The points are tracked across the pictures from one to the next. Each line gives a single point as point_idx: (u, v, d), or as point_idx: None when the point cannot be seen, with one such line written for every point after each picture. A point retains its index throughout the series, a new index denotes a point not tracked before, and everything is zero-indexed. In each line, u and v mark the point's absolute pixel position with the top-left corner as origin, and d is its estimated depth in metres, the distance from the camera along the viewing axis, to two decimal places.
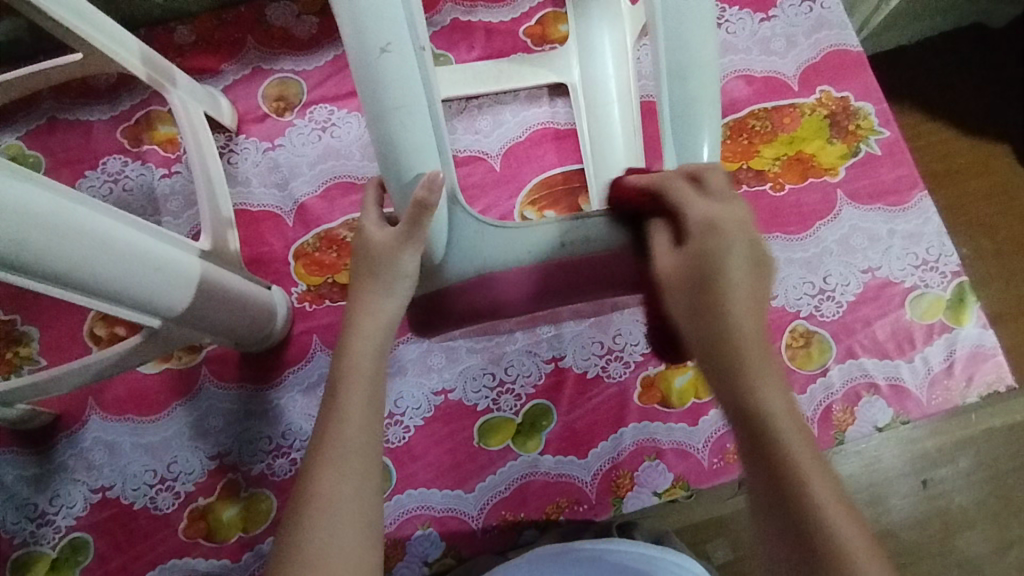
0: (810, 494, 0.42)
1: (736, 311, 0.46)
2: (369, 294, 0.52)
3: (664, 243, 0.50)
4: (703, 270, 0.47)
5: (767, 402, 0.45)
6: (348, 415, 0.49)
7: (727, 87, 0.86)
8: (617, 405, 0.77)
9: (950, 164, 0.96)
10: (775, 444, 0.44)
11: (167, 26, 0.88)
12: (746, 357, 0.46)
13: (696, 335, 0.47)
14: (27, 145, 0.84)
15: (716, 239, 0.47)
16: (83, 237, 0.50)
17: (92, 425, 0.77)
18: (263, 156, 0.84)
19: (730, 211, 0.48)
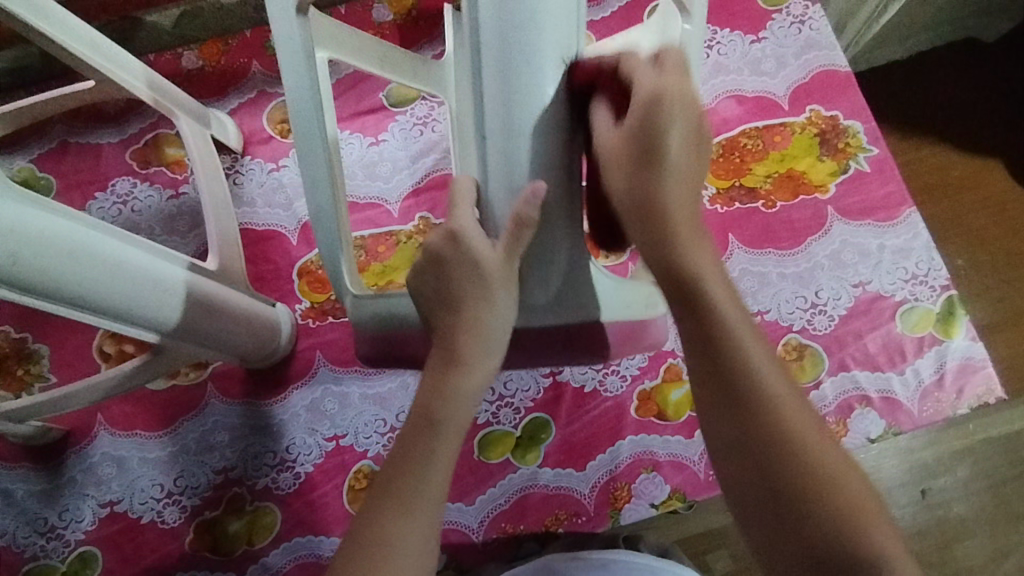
0: (779, 413, 0.46)
1: (693, 219, 0.49)
2: (473, 313, 0.52)
3: (604, 120, 0.50)
4: (650, 134, 0.48)
5: (726, 328, 0.48)
6: (428, 462, 0.50)
7: (719, 107, 0.88)
8: (614, 417, 0.79)
9: (941, 177, 0.98)
10: (738, 364, 0.47)
11: (175, 51, 0.90)
12: (706, 282, 0.48)
13: (653, 256, 0.49)
14: (38, 167, 0.86)
15: (674, 129, 0.48)
16: (92, 260, 0.52)
17: (101, 440, 0.78)
18: (268, 176, 0.86)
19: (682, 87, 0.48)
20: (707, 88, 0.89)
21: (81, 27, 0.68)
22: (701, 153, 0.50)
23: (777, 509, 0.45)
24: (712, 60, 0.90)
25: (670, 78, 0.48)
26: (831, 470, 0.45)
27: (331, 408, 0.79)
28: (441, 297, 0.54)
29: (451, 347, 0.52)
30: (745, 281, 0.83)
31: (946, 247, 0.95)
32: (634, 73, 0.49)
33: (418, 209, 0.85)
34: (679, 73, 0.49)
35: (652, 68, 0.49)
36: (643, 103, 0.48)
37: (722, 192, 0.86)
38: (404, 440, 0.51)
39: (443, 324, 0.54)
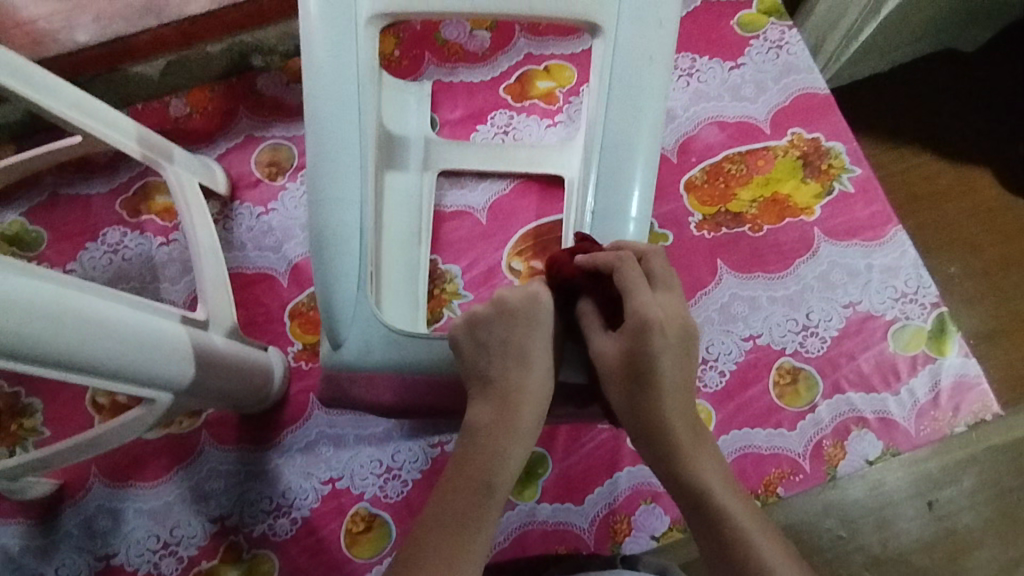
0: (731, 520, 0.53)
1: (663, 386, 0.56)
2: (536, 370, 0.58)
3: (597, 326, 0.59)
4: (639, 362, 0.56)
5: (683, 444, 0.56)
6: (488, 516, 0.53)
7: (702, 133, 0.89)
8: (610, 448, 0.78)
9: (925, 188, 0.99)
10: (697, 487, 0.55)
11: (161, 100, 0.90)
12: (676, 431, 0.56)
13: (633, 419, 0.57)
14: (29, 221, 0.87)
15: (664, 331, 0.56)
16: (87, 323, 0.51)
17: (96, 493, 0.78)
18: (257, 220, 0.87)
19: (673, 306, 0.58)
20: (688, 116, 0.90)
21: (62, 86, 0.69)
22: (672, 329, 0.57)
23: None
24: (693, 87, 0.91)
25: (659, 306, 0.57)
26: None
27: (326, 451, 0.78)
28: (505, 349, 0.59)
29: (513, 404, 0.57)
30: (735, 306, 0.83)
31: (936, 258, 0.95)
32: (632, 295, 0.57)
33: None
34: (669, 294, 0.59)
35: (648, 287, 0.58)
36: (636, 328, 0.56)
37: (708, 218, 0.86)
38: (454, 503, 0.54)
39: (506, 377, 0.58)
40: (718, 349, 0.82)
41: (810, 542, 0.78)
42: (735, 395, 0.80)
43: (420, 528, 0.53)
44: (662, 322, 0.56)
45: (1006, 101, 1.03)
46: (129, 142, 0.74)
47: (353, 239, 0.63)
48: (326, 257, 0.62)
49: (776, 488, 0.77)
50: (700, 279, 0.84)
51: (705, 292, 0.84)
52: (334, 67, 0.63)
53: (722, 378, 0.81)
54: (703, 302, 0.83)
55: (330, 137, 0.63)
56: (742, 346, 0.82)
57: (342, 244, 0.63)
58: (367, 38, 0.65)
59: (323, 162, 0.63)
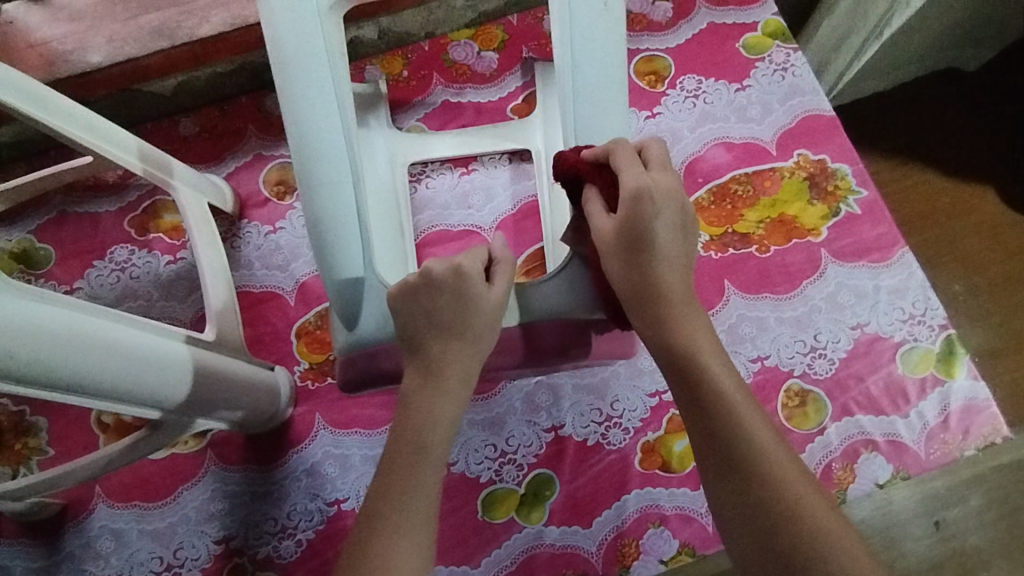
0: (710, 380, 0.55)
1: (658, 251, 0.57)
2: (461, 343, 0.57)
3: (598, 207, 0.60)
4: (636, 228, 0.56)
5: (676, 310, 0.57)
6: (418, 485, 0.54)
7: (708, 154, 0.90)
8: (618, 470, 0.78)
9: (930, 206, 0.99)
10: (685, 352, 0.56)
11: (171, 119, 0.92)
12: (669, 298, 0.57)
13: (625, 280, 0.57)
14: (37, 239, 0.87)
15: (663, 213, 0.56)
16: (98, 348, 0.51)
17: (99, 513, 0.77)
18: (265, 238, 0.87)
19: (667, 182, 0.57)
20: (695, 137, 0.91)
21: (66, 105, 0.65)
22: (666, 203, 0.57)
23: (727, 472, 0.53)
24: (699, 108, 0.92)
25: (655, 182, 0.57)
26: (770, 446, 0.53)
27: (332, 471, 0.78)
28: (429, 324, 0.57)
29: (437, 375, 0.57)
30: (743, 327, 0.83)
31: (942, 275, 0.96)
32: (623, 169, 0.57)
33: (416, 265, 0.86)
34: (663, 173, 0.58)
35: (641, 166, 0.58)
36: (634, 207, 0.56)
37: (715, 239, 0.86)
38: (388, 474, 0.55)
39: (431, 351, 0.57)
40: None
41: None
42: None
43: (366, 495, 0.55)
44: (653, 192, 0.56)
45: (1007, 119, 1.04)
46: (131, 159, 0.72)
47: (348, 224, 0.62)
48: (324, 245, 0.62)
49: None
50: (708, 299, 0.84)
51: (712, 312, 0.84)
52: (302, 53, 0.61)
53: None
54: (711, 323, 0.83)
55: (309, 125, 0.61)
56: (751, 367, 0.81)
57: (338, 229, 0.62)
58: (335, 25, 0.62)
59: (305, 149, 0.61)
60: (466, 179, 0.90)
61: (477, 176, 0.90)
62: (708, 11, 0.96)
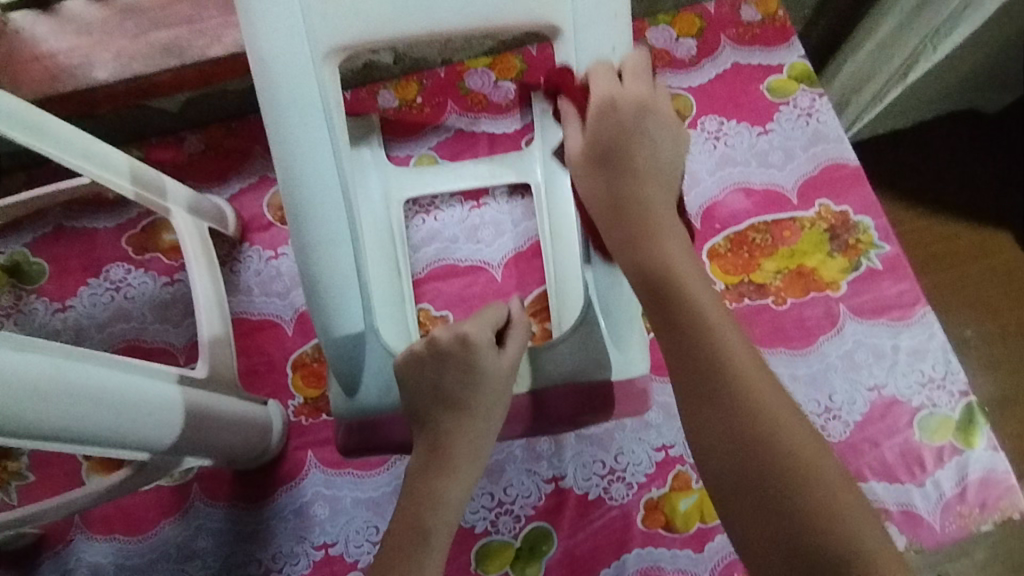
0: (691, 293, 0.52)
1: (631, 148, 0.59)
2: (468, 414, 0.58)
3: (575, 132, 0.62)
4: (612, 140, 0.59)
5: (668, 253, 0.55)
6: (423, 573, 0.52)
7: (726, 199, 0.87)
8: (620, 527, 0.75)
9: (944, 250, 0.96)
10: (659, 258, 0.54)
11: (178, 135, 0.89)
12: (655, 213, 0.56)
13: (611, 194, 0.58)
14: (31, 252, 0.84)
15: (647, 121, 0.59)
16: (69, 393, 0.48)
17: (77, 546, 0.74)
18: (266, 264, 0.84)
19: (653, 107, 0.60)
20: (713, 180, 0.88)
21: (64, 129, 0.63)
22: (652, 112, 0.60)
23: (715, 400, 0.48)
24: (719, 151, 0.89)
25: (628, 87, 0.59)
26: (734, 349, 0.49)
27: (321, 513, 0.75)
28: (436, 393, 0.58)
29: (442, 449, 0.57)
30: None
31: (952, 319, 0.93)
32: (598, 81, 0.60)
33: (420, 299, 0.84)
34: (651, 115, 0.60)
35: (614, 78, 0.60)
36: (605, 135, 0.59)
37: (730, 288, 0.83)
38: (390, 556, 0.53)
39: (436, 421, 0.58)
40: None
41: None
42: None
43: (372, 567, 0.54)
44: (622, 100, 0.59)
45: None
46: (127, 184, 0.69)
47: (349, 285, 0.61)
48: (321, 304, 0.61)
49: None
50: None
51: None
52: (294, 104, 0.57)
53: None
54: None
55: (304, 184, 0.59)
56: None
57: (339, 290, 0.61)
58: (328, 72, 0.59)
59: (300, 209, 0.59)
60: (476, 212, 0.87)
61: (488, 210, 0.87)
62: (733, 50, 0.93)
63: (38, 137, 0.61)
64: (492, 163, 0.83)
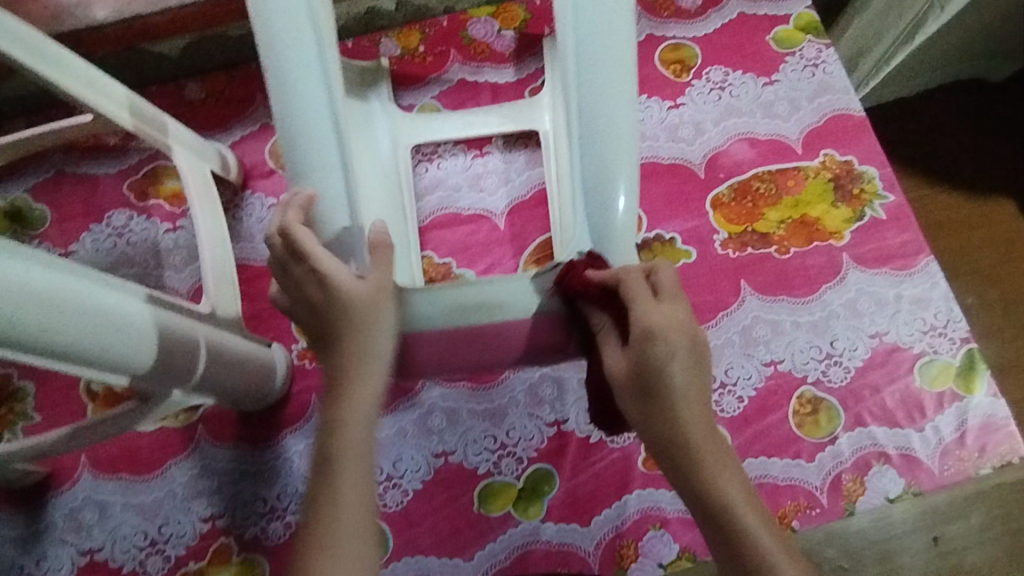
0: (728, 501, 0.52)
1: (671, 351, 0.53)
2: (346, 342, 0.54)
3: (614, 351, 0.56)
4: (648, 376, 0.53)
5: (685, 427, 0.53)
6: (338, 508, 0.51)
7: (731, 149, 0.87)
8: (621, 469, 0.75)
9: (948, 216, 0.95)
10: (696, 454, 0.53)
11: (179, 82, 0.88)
12: (685, 404, 0.53)
13: (651, 441, 0.54)
14: (33, 198, 0.84)
15: (676, 348, 0.53)
16: (63, 305, 0.48)
17: (83, 484, 0.75)
18: (269, 211, 0.84)
19: (676, 315, 0.54)
20: (718, 130, 0.88)
21: (66, 57, 0.64)
22: (665, 304, 0.54)
23: None
24: (724, 101, 0.89)
25: (663, 305, 0.54)
26: (764, 537, 0.51)
27: None
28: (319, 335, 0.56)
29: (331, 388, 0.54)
30: (758, 329, 0.80)
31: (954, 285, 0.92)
32: (635, 304, 0.54)
33: (423, 247, 0.84)
34: (672, 303, 0.55)
35: (650, 296, 0.55)
36: (642, 344, 0.53)
37: (734, 237, 0.83)
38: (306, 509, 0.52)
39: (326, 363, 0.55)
40: (737, 372, 0.79)
41: None
42: (752, 422, 0.77)
43: (295, 535, 0.52)
44: (653, 331, 0.53)
45: None
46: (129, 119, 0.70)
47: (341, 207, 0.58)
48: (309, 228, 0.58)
49: (792, 522, 0.74)
50: (722, 299, 0.81)
51: (726, 313, 0.81)
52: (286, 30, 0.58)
53: (740, 404, 0.78)
54: (724, 324, 0.81)
55: (296, 105, 0.58)
56: (763, 371, 0.79)
57: (330, 216, 0.57)
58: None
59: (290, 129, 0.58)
60: (479, 161, 0.87)
61: (491, 160, 0.87)
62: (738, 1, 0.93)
63: (35, 57, 0.61)
64: (500, 112, 0.84)
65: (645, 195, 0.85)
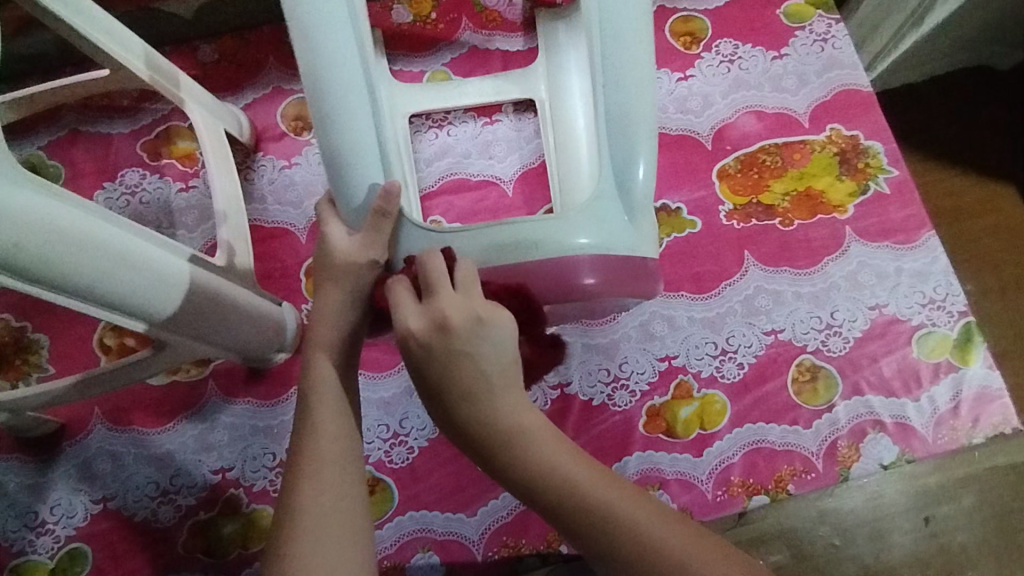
0: (566, 483, 0.50)
1: (468, 347, 0.50)
2: (327, 289, 0.58)
3: (406, 296, 0.53)
4: (428, 373, 0.51)
5: (506, 420, 0.51)
6: (316, 430, 0.55)
7: (739, 122, 0.88)
8: (622, 431, 0.77)
9: (956, 202, 0.92)
10: (519, 447, 0.50)
11: (192, 44, 0.89)
12: (493, 396, 0.51)
13: (476, 445, 0.51)
14: (47, 154, 0.85)
15: (479, 332, 0.50)
16: (84, 245, 0.48)
17: (97, 435, 0.76)
18: (280, 173, 0.85)
19: (452, 302, 0.51)
20: (726, 103, 0.88)
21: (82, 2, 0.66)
22: (440, 292, 0.52)
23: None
24: (733, 74, 0.89)
25: (444, 287, 0.52)
26: (618, 504, 0.49)
27: None
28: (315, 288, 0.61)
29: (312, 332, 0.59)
30: (760, 299, 0.82)
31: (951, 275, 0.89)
32: (398, 308, 0.52)
33: (432, 213, 0.85)
34: (455, 293, 0.52)
35: (413, 299, 0.53)
36: (404, 343, 0.52)
37: (738, 208, 0.84)
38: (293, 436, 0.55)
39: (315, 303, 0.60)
40: (739, 341, 0.80)
41: (802, 547, 0.76)
42: (752, 389, 0.79)
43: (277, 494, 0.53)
44: (442, 325, 0.51)
45: None
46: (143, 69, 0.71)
47: (369, 150, 0.60)
48: (339, 171, 0.59)
49: (788, 485, 0.76)
50: (725, 269, 0.83)
51: (729, 282, 0.82)
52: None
53: (740, 371, 0.79)
54: (726, 293, 0.82)
55: (320, 49, 0.59)
56: (764, 340, 0.80)
57: (358, 157, 0.59)
58: None
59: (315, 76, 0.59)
60: (489, 128, 0.88)
61: (500, 128, 0.88)
62: None
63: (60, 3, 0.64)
64: (495, 80, 0.82)
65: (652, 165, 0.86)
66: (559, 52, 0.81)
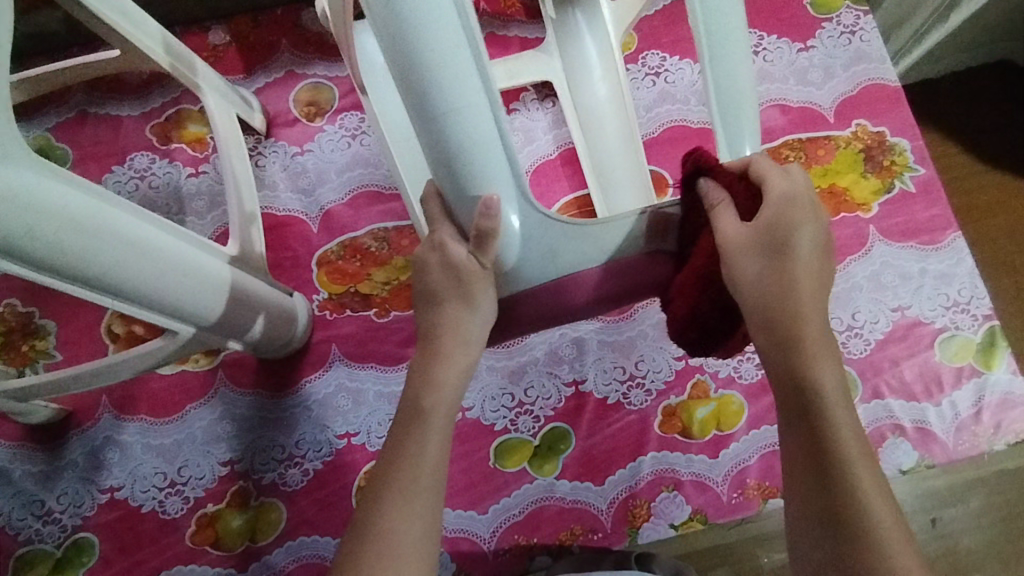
0: (820, 375, 0.47)
1: (795, 228, 0.48)
2: (448, 307, 0.50)
3: (728, 214, 0.49)
4: (778, 236, 0.47)
5: (802, 296, 0.47)
6: (422, 449, 0.49)
7: (762, 116, 0.85)
8: (637, 431, 0.76)
9: (985, 198, 0.88)
10: (793, 316, 0.47)
11: (203, 26, 0.87)
12: (799, 272, 0.48)
13: (757, 301, 0.48)
14: (55, 137, 0.83)
15: (808, 228, 0.48)
16: (97, 233, 0.47)
17: (105, 423, 0.75)
18: (292, 160, 0.83)
19: (809, 195, 0.49)
20: None
21: None
22: (804, 178, 0.49)
23: (818, 486, 0.46)
24: (758, 66, 0.87)
25: (803, 187, 0.49)
26: (847, 429, 0.46)
27: (344, 404, 0.76)
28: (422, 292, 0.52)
29: (431, 340, 0.51)
30: None
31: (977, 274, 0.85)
32: (726, 195, 0.50)
33: None
34: (795, 181, 0.49)
35: (783, 171, 0.49)
36: (770, 208, 0.48)
37: None
38: (397, 439, 0.50)
39: (422, 314, 0.53)
40: None
41: None
42: None
43: (358, 503, 0.49)
44: (792, 203, 0.48)
45: None
46: (157, 51, 0.70)
47: (499, 156, 0.44)
48: (452, 169, 0.44)
49: None
50: None
51: None
52: None
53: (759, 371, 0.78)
54: None
55: (427, 32, 0.41)
56: None
57: (485, 165, 0.44)
58: None
59: (415, 59, 0.41)
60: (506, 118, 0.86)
61: (518, 116, 0.86)
62: None
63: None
64: (507, 65, 0.81)
65: (673, 157, 0.84)
66: (573, 41, 0.79)
